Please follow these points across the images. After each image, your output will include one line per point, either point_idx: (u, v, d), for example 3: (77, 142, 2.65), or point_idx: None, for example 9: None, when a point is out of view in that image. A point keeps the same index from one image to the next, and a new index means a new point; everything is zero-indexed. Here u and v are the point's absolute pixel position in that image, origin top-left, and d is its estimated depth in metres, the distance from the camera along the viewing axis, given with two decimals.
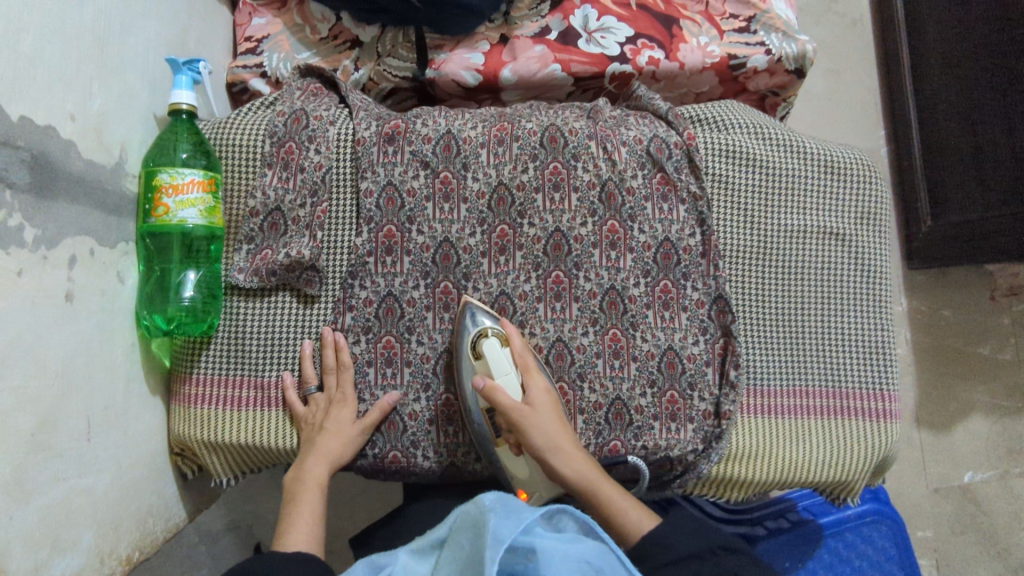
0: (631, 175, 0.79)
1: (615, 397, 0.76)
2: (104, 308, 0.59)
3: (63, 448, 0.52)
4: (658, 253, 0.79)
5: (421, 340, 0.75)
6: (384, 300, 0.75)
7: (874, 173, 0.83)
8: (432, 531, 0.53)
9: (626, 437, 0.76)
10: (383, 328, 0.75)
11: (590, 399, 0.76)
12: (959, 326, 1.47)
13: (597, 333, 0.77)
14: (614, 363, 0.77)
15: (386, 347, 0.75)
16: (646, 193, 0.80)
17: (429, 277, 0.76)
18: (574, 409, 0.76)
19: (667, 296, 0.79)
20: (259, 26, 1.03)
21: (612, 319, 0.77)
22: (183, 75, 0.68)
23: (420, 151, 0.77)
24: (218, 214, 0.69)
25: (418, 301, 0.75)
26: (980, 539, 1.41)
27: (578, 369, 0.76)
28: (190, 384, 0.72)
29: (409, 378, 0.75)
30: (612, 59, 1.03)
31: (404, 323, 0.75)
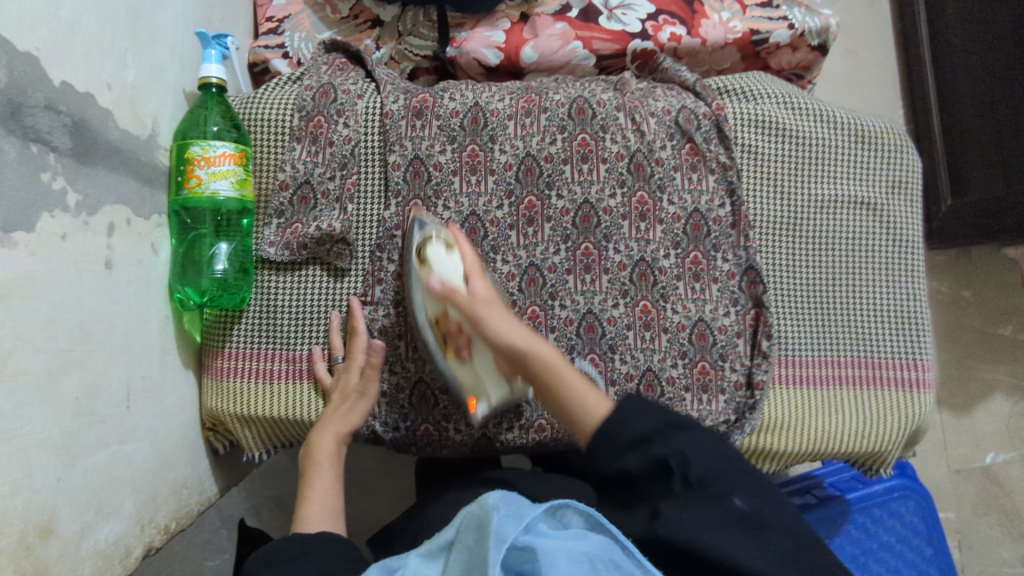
0: (660, 145, 0.79)
1: (646, 367, 0.77)
2: (139, 277, 0.59)
3: (105, 415, 0.52)
4: (687, 224, 0.79)
5: None
6: None
7: (905, 143, 0.83)
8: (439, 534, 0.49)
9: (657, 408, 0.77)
10: None
11: (621, 370, 0.76)
12: (981, 306, 1.46)
13: (627, 305, 0.77)
14: (645, 335, 0.77)
15: None
16: (675, 164, 0.80)
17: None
18: (605, 380, 0.76)
19: (698, 267, 0.78)
20: (280, 6, 1.03)
21: (642, 291, 0.77)
22: (212, 49, 0.68)
23: (447, 125, 0.78)
24: (249, 187, 0.69)
25: None
26: (1003, 520, 1.41)
27: (608, 341, 0.77)
28: (222, 357, 0.72)
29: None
30: (634, 36, 1.02)
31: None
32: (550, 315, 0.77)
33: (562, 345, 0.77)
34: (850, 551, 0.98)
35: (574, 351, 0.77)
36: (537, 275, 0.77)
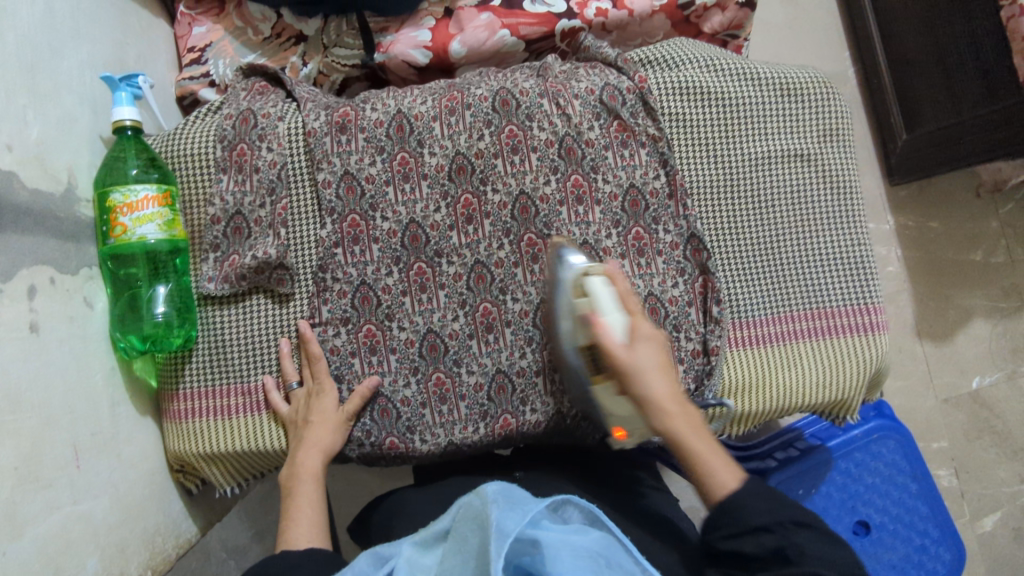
0: (587, 126, 0.79)
1: None
2: (73, 335, 0.59)
3: (50, 479, 0.52)
4: (625, 201, 0.79)
5: (402, 326, 0.76)
6: (359, 289, 0.75)
7: (830, 89, 0.83)
8: (435, 523, 0.55)
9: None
10: (362, 318, 0.75)
11: None
12: (949, 236, 1.47)
13: None
14: None
15: (368, 336, 0.75)
16: (605, 143, 0.79)
17: (401, 261, 0.76)
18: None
19: (641, 242, 0.79)
20: (201, 35, 1.02)
21: None
22: (121, 91, 0.67)
23: (373, 137, 0.77)
24: (179, 226, 0.68)
25: (393, 288, 0.76)
26: (996, 441, 1.43)
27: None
28: (178, 399, 0.73)
29: (397, 364, 0.75)
30: (560, 16, 1.02)
31: (383, 310, 0.75)
32: (502, 310, 0.76)
33: (521, 338, 0.76)
34: (837, 497, 1.00)
35: (534, 343, 0.76)
36: (483, 272, 0.77)
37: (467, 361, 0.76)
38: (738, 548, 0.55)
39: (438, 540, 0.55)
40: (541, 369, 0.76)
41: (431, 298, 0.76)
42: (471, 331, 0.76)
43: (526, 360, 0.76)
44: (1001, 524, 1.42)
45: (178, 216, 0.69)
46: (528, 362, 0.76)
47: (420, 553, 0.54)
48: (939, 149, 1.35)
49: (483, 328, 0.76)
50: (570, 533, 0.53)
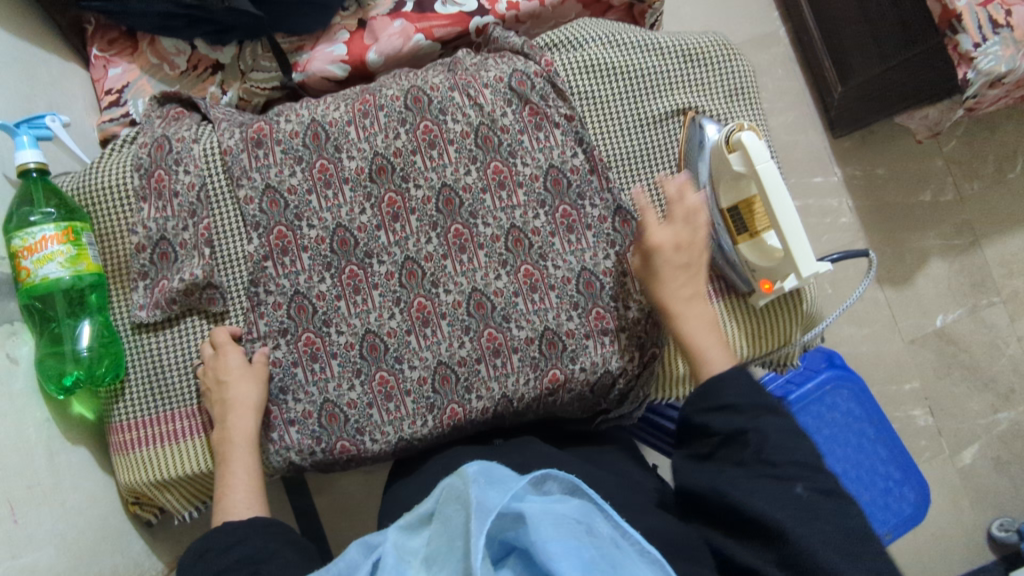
0: (501, 113, 0.80)
1: (544, 328, 0.78)
2: None
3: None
4: (547, 180, 0.80)
5: (341, 330, 0.76)
6: (294, 299, 0.76)
7: (732, 50, 0.84)
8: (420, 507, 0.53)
9: (565, 359, 0.78)
10: (300, 327, 0.76)
11: (520, 335, 0.78)
12: (896, 179, 1.49)
13: (510, 273, 0.78)
14: (534, 297, 0.78)
15: (308, 344, 0.76)
16: (520, 127, 0.80)
17: (333, 266, 0.77)
18: (508, 349, 0.77)
19: (569, 220, 0.79)
20: (117, 76, 1.02)
21: (521, 257, 0.79)
22: (22, 135, 0.69)
23: (290, 148, 0.77)
24: (88, 260, 0.70)
25: (327, 293, 0.76)
26: (965, 374, 1.46)
27: (501, 313, 0.78)
28: (122, 431, 0.74)
29: (339, 368, 0.76)
30: (472, 14, 1.02)
31: (320, 316, 0.76)
32: (437, 304, 0.78)
33: (458, 328, 0.77)
34: None
35: (471, 331, 0.78)
36: (415, 268, 0.78)
37: (408, 357, 0.77)
38: (710, 422, 0.61)
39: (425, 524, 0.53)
40: (483, 355, 0.77)
41: (366, 299, 0.77)
42: (410, 326, 0.77)
43: (466, 348, 0.77)
44: (980, 456, 1.45)
45: (87, 250, 0.70)
46: (468, 350, 0.77)
47: (408, 537, 0.52)
48: (872, 96, 1.36)
49: (421, 322, 0.77)
50: (552, 504, 0.51)
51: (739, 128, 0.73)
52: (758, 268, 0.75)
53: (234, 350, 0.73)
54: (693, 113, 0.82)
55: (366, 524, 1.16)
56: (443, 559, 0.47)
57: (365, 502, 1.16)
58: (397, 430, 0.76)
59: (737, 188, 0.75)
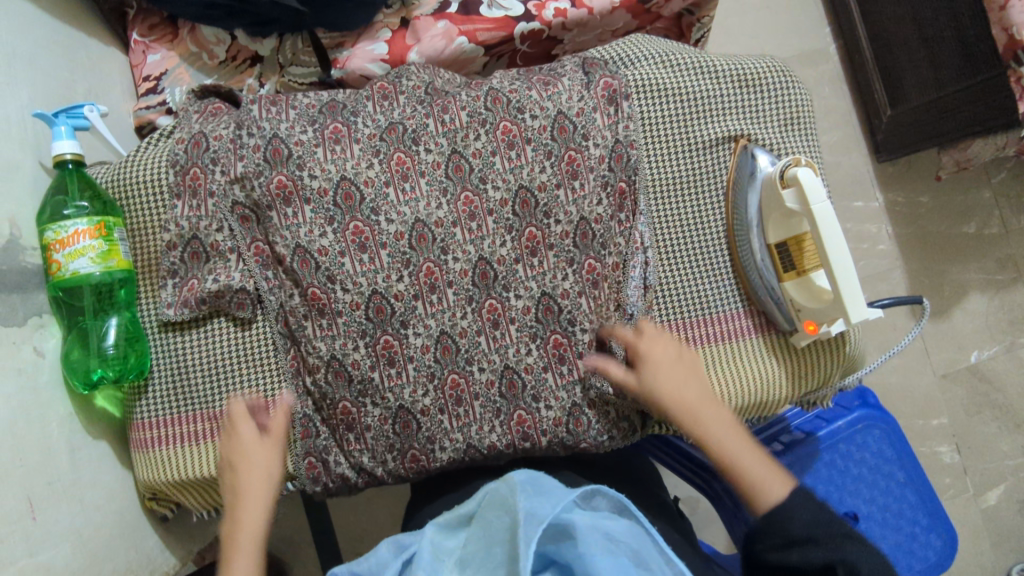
0: (538, 170, 0.76)
1: (571, 404, 0.74)
2: (22, 386, 0.61)
3: (3, 535, 0.54)
4: (575, 236, 0.76)
5: (375, 402, 0.73)
6: (330, 366, 0.73)
7: (790, 77, 0.80)
8: (461, 507, 0.59)
9: (566, 329, 0.75)
10: (337, 395, 0.73)
11: (549, 416, 0.74)
12: (940, 209, 1.43)
13: (539, 346, 0.75)
14: (562, 369, 0.75)
15: (345, 413, 0.73)
16: (557, 181, 0.76)
17: (367, 335, 0.73)
18: (537, 433, 0.74)
19: (574, 166, 0.76)
20: (156, 63, 1.01)
21: (550, 326, 0.75)
22: (60, 125, 0.69)
23: (320, 207, 0.73)
24: (120, 256, 0.69)
25: (361, 362, 0.73)
26: (997, 414, 1.41)
27: (531, 392, 0.74)
28: (143, 428, 0.73)
29: (372, 441, 0.74)
30: (518, 20, 1.00)
31: (356, 387, 0.73)
32: (471, 381, 0.74)
33: (489, 410, 0.74)
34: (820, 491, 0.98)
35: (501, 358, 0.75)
36: (449, 342, 0.74)
37: (440, 437, 0.74)
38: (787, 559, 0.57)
39: (463, 525, 0.59)
40: (512, 440, 0.74)
41: (400, 372, 0.73)
42: (442, 405, 0.74)
43: (495, 433, 0.74)
44: (1006, 498, 1.40)
45: (119, 246, 0.69)
46: (493, 377, 0.74)
47: (444, 536, 0.58)
48: (921, 123, 1.31)
49: (454, 401, 0.74)
50: (601, 520, 0.54)
51: (794, 164, 0.70)
52: (803, 307, 0.72)
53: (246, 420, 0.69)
54: (745, 141, 0.78)
55: (377, 525, 1.15)
56: (480, 562, 0.53)
57: (377, 503, 1.15)
58: (423, 440, 0.74)
59: (786, 226, 0.72)
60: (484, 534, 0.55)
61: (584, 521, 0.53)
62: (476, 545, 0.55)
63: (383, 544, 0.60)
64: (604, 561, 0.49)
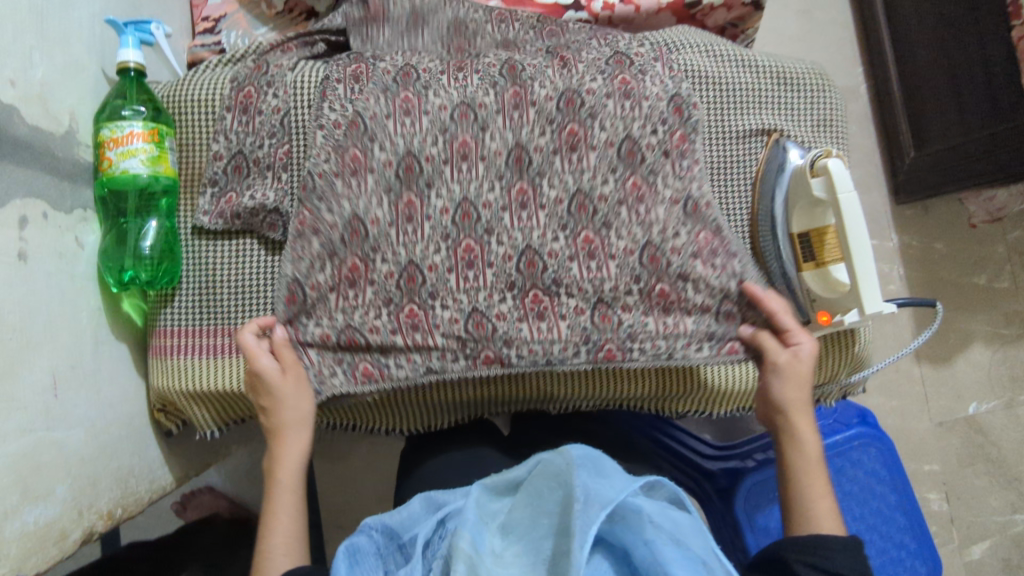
0: (601, 182, 0.74)
1: (525, 245, 0.73)
2: (61, 269, 0.63)
3: (28, 403, 0.56)
4: (570, 205, 0.74)
5: (320, 322, 0.72)
6: (347, 260, 0.72)
7: (824, 81, 0.83)
8: (510, 472, 0.62)
9: (547, 288, 0.73)
10: (348, 252, 0.72)
11: (569, 303, 0.73)
12: (953, 257, 1.44)
13: (515, 297, 0.73)
14: (540, 325, 0.73)
15: (352, 270, 0.72)
16: (620, 198, 0.74)
17: (336, 257, 0.72)
18: (482, 262, 0.72)
19: (638, 192, 0.74)
20: (215, 6, 1.04)
21: (530, 279, 0.73)
22: (127, 35, 0.72)
23: (332, 137, 0.72)
24: (167, 164, 0.71)
25: (381, 219, 0.72)
26: (989, 468, 1.40)
27: (551, 275, 0.73)
28: (164, 336, 0.74)
29: (372, 296, 0.72)
30: (567, 8, 1.05)
31: (370, 242, 0.72)
32: (430, 315, 0.72)
33: (452, 310, 0.72)
34: None
35: (515, 287, 0.73)
36: (416, 273, 0.72)
37: (384, 249, 0.72)
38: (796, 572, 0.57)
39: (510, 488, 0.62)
40: (456, 265, 0.72)
41: (426, 338, 0.72)
42: (395, 327, 0.72)
43: (439, 254, 0.72)
44: (989, 555, 1.38)
45: (168, 154, 0.72)
46: (509, 306, 0.72)
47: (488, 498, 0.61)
48: (944, 169, 1.33)
49: (409, 326, 0.72)
50: (665, 511, 0.54)
51: (826, 155, 0.71)
52: (819, 297, 0.74)
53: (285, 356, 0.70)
54: (778, 135, 0.80)
55: None
56: (524, 529, 0.56)
57: None
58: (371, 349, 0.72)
59: (811, 215, 0.73)
60: (533, 506, 0.57)
61: (651, 507, 0.54)
62: (523, 515, 0.57)
63: (416, 499, 0.63)
64: (671, 553, 0.49)
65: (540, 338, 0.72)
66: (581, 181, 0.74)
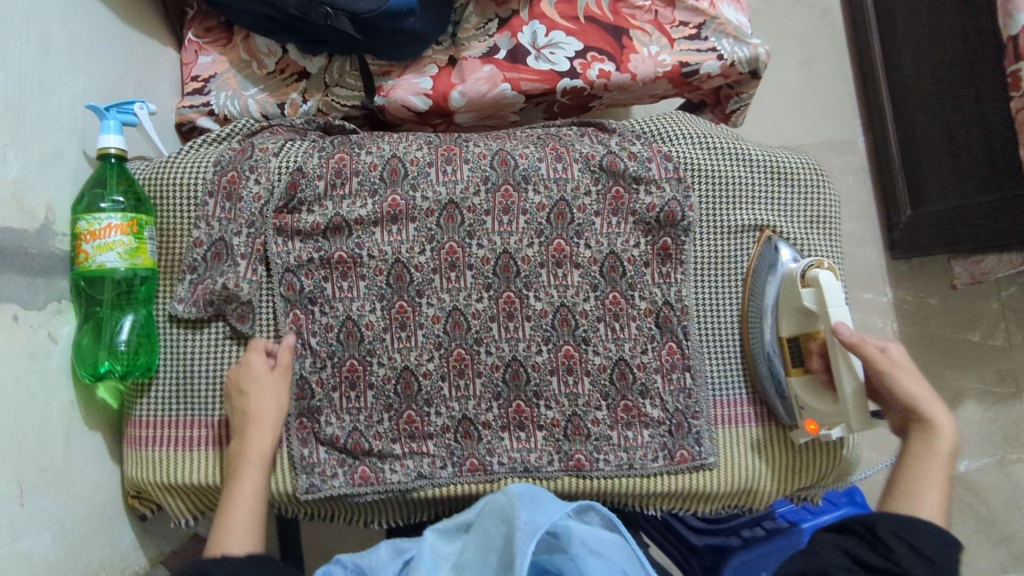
0: (583, 298, 0.80)
1: (511, 358, 0.79)
2: (31, 371, 0.62)
3: None
4: (555, 318, 0.79)
5: (330, 420, 0.79)
6: (347, 361, 0.79)
7: (819, 176, 0.85)
8: (461, 517, 0.66)
9: (529, 399, 0.79)
10: (346, 352, 0.79)
11: (547, 416, 0.79)
12: (946, 314, 1.40)
13: (501, 407, 0.79)
14: (520, 435, 0.79)
15: (351, 371, 0.79)
16: (598, 315, 0.80)
17: (336, 356, 0.79)
18: (472, 372, 0.79)
19: (617, 307, 0.80)
20: (206, 65, 1.04)
21: (515, 391, 0.79)
22: (109, 120, 0.71)
23: (311, 236, 0.80)
24: (146, 254, 0.71)
25: (376, 324, 0.79)
26: (980, 527, 1.35)
27: (534, 388, 0.79)
28: (140, 426, 0.76)
29: (372, 400, 0.79)
30: (562, 75, 1.04)
31: (365, 345, 0.79)
32: (426, 422, 0.79)
33: (447, 421, 0.79)
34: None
35: (501, 398, 0.79)
36: (412, 379, 0.79)
37: (380, 354, 0.79)
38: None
39: (459, 531, 0.66)
40: (448, 373, 0.79)
41: (422, 445, 0.79)
42: (395, 435, 0.79)
43: (433, 362, 0.79)
44: None
45: (147, 244, 0.71)
46: (494, 415, 0.79)
47: (442, 541, 0.65)
48: (941, 229, 1.30)
49: (407, 434, 0.79)
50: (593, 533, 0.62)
51: (817, 265, 0.74)
52: (807, 407, 0.75)
53: (257, 355, 0.76)
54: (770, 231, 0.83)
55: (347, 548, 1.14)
56: (475, 567, 0.61)
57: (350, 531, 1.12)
58: (372, 454, 0.78)
59: (800, 322, 0.76)
60: (483, 543, 0.62)
61: (581, 529, 0.62)
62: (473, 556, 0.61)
63: (384, 544, 0.65)
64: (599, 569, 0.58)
65: (519, 447, 0.78)
66: (565, 298, 0.80)
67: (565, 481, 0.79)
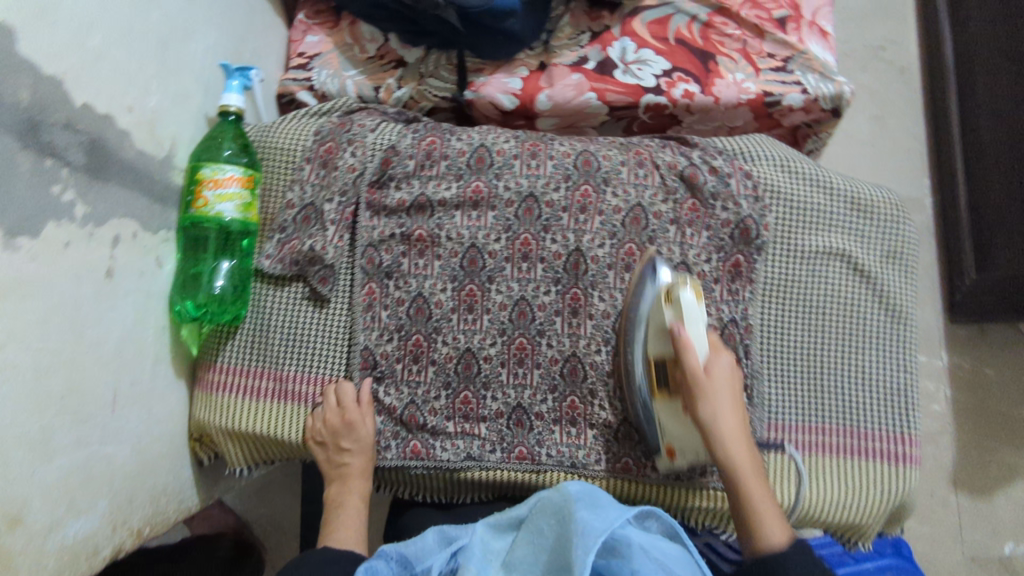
0: None
1: (570, 353, 0.79)
2: (138, 288, 0.65)
3: (88, 414, 0.57)
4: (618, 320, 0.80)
5: (389, 391, 0.79)
6: (410, 336, 0.79)
7: (900, 211, 0.85)
8: (512, 511, 0.63)
9: (583, 396, 0.78)
10: (413, 327, 0.80)
11: (600, 415, 0.78)
12: (1006, 389, 1.33)
13: (556, 400, 0.79)
14: (571, 430, 0.78)
15: (416, 345, 0.79)
16: None
17: (403, 330, 0.80)
18: (532, 362, 0.79)
19: None
20: (312, 44, 1.10)
21: (571, 387, 0.79)
22: (234, 79, 0.76)
23: (395, 213, 0.82)
24: (254, 211, 0.75)
25: (445, 303, 0.80)
26: None
27: (589, 386, 0.79)
28: (215, 371, 0.78)
29: (433, 376, 0.79)
30: (647, 90, 1.07)
31: (432, 323, 0.80)
32: (480, 405, 0.79)
33: (499, 405, 0.79)
34: None
35: (556, 391, 0.79)
36: (473, 361, 0.79)
37: (445, 332, 0.79)
38: None
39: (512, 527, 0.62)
40: (508, 360, 0.79)
41: (473, 427, 0.78)
42: (450, 413, 0.79)
43: (495, 347, 0.79)
44: None
45: (255, 202, 0.76)
46: (548, 407, 0.78)
47: (492, 535, 0.62)
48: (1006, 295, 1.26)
49: (461, 414, 0.79)
50: (654, 540, 0.56)
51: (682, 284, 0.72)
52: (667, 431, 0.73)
53: (365, 414, 0.77)
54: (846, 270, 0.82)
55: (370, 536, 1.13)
56: (525, 567, 0.56)
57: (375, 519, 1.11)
58: (425, 429, 0.79)
59: (665, 343, 0.73)
60: (533, 541, 0.58)
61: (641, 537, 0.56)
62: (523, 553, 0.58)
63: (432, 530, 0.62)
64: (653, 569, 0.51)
65: (569, 441, 0.78)
66: None
67: (609, 483, 0.78)
